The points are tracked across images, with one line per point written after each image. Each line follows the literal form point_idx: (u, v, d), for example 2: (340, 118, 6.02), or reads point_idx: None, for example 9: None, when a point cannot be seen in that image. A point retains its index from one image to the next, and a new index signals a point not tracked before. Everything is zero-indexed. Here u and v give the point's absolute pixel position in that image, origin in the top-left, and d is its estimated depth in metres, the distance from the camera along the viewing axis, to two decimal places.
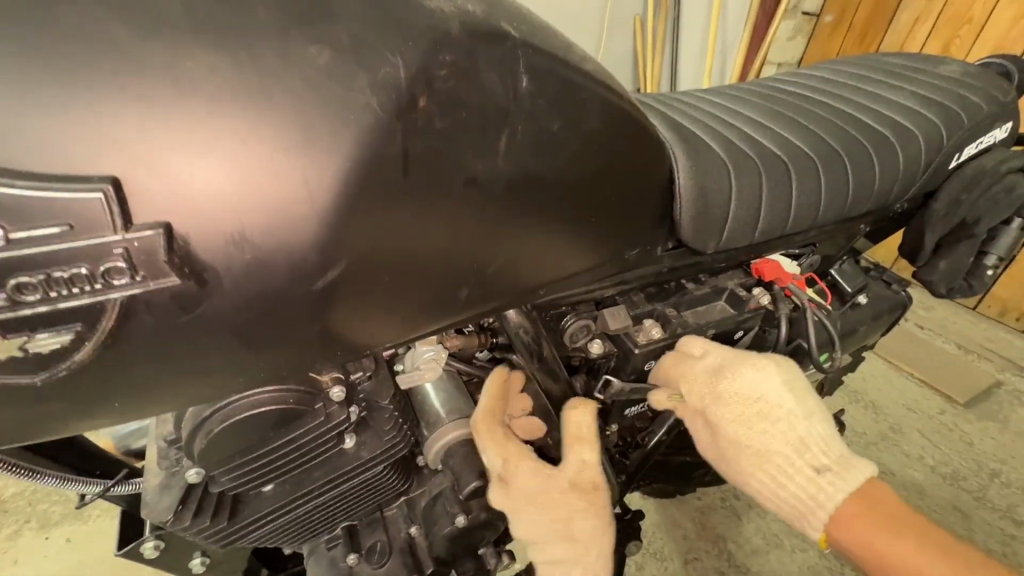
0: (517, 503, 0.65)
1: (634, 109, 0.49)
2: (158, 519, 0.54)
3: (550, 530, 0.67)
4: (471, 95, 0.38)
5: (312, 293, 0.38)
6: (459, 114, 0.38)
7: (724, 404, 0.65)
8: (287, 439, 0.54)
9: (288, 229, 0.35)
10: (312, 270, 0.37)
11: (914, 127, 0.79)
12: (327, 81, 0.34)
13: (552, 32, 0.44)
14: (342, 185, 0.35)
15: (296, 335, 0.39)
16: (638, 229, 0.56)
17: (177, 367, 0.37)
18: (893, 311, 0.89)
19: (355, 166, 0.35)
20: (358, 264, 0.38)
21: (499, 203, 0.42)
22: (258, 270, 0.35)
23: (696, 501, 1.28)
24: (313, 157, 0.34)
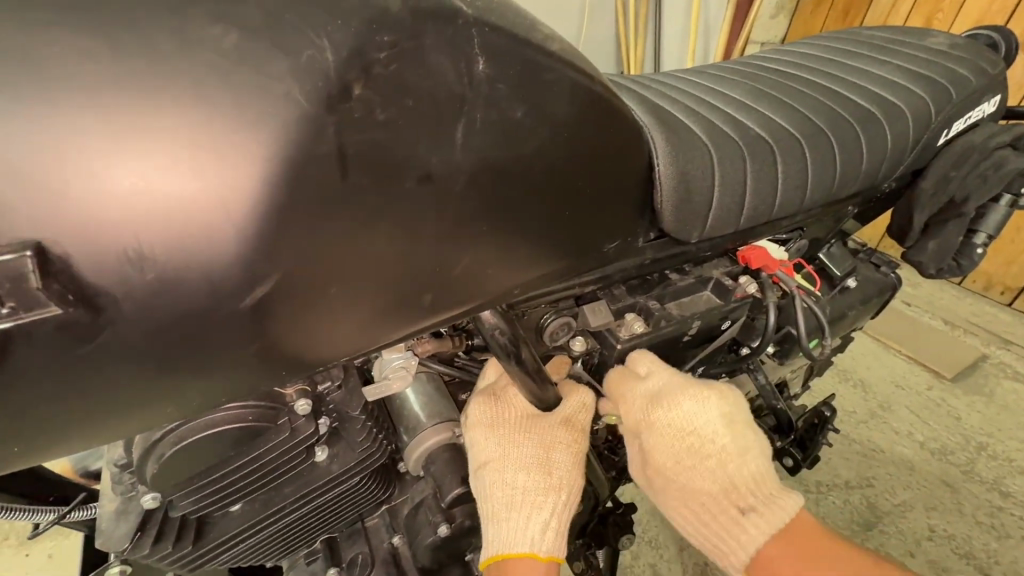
0: (503, 440, 0.62)
1: (606, 92, 0.45)
2: (113, 549, 0.50)
3: (523, 462, 0.62)
4: (416, 82, 0.34)
5: (240, 312, 0.34)
6: (404, 103, 0.34)
7: (660, 433, 0.62)
8: (249, 458, 0.50)
9: (199, 242, 0.31)
10: (236, 286, 0.33)
11: (901, 103, 0.76)
12: (243, 72, 0.31)
13: (511, 7, 0.40)
14: (259, 188, 0.32)
15: (232, 356, 0.36)
16: (618, 221, 0.53)
17: (104, 391, 0.34)
18: (882, 295, 0.88)
19: (274, 167, 0.32)
20: (292, 277, 0.35)
21: (459, 198, 0.39)
22: (184, 286, 0.32)
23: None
24: (236, 157, 0.31)
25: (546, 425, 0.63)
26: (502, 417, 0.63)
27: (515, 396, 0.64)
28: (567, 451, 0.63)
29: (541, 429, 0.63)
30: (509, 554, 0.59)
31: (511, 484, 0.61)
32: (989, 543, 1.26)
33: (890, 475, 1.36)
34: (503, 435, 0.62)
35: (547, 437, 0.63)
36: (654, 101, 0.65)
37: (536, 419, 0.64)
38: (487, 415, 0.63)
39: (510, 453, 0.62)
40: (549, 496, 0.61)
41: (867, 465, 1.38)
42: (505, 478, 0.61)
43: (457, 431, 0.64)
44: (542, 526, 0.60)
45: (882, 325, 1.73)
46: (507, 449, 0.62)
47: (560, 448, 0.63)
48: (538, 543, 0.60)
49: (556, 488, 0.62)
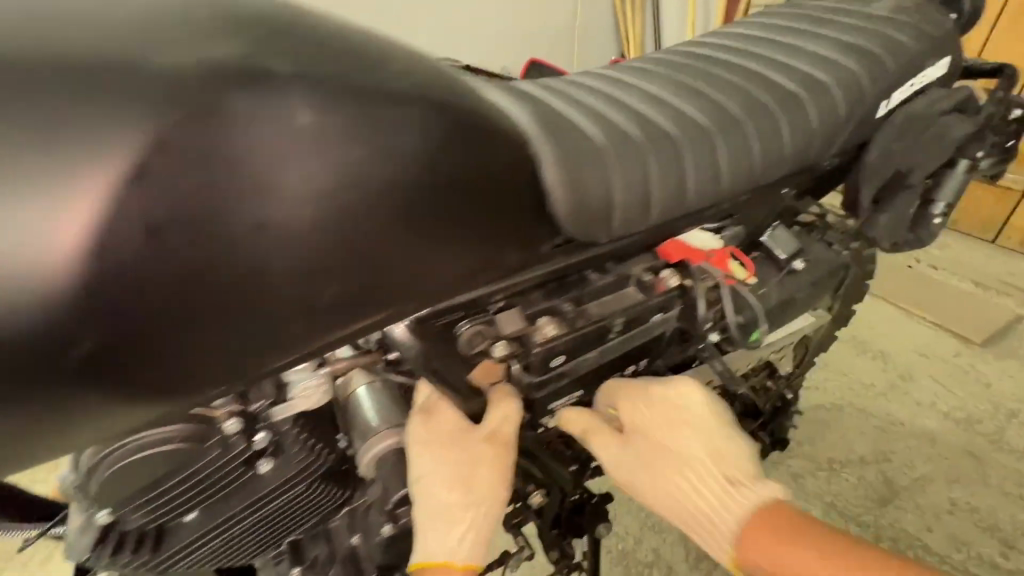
0: (433, 457, 0.64)
1: (457, 120, 0.48)
2: (78, 557, 0.57)
3: (451, 478, 0.64)
4: (224, 144, 0.38)
5: (73, 364, 0.37)
6: (214, 164, 0.38)
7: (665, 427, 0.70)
8: (188, 473, 0.56)
9: (14, 308, 0.35)
10: (65, 341, 0.37)
11: (829, 79, 0.74)
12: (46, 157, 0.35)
13: (333, 64, 0.44)
14: (69, 254, 0.35)
15: (82, 403, 0.39)
16: (503, 232, 0.54)
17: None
18: (835, 274, 0.86)
19: (84, 234, 0.35)
20: (125, 327, 0.38)
21: (302, 239, 0.42)
22: (22, 350, 0.36)
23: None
24: (57, 241, 0.35)
25: (471, 441, 0.65)
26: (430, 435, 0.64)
27: (446, 411, 0.66)
28: (491, 466, 0.65)
29: (468, 446, 0.65)
30: (431, 561, 0.65)
31: (438, 501, 0.64)
32: (1016, 514, 1.22)
33: (894, 450, 1.32)
34: (436, 452, 0.64)
35: (472, 453, 0.65)
36: (558, 103, 0.65)
37: (464, 435, 0.65)
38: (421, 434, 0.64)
39: (438, 469, 0.64)
40: (473, 507, 0.66)
41: (885, 438, 1.34)
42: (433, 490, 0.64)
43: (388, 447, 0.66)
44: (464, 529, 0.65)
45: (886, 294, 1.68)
46: (436, 467, 0.64)
47: (484, 463, 0.65)
48: (457, 553, 0.65)
49: (477, 502, 0.66)
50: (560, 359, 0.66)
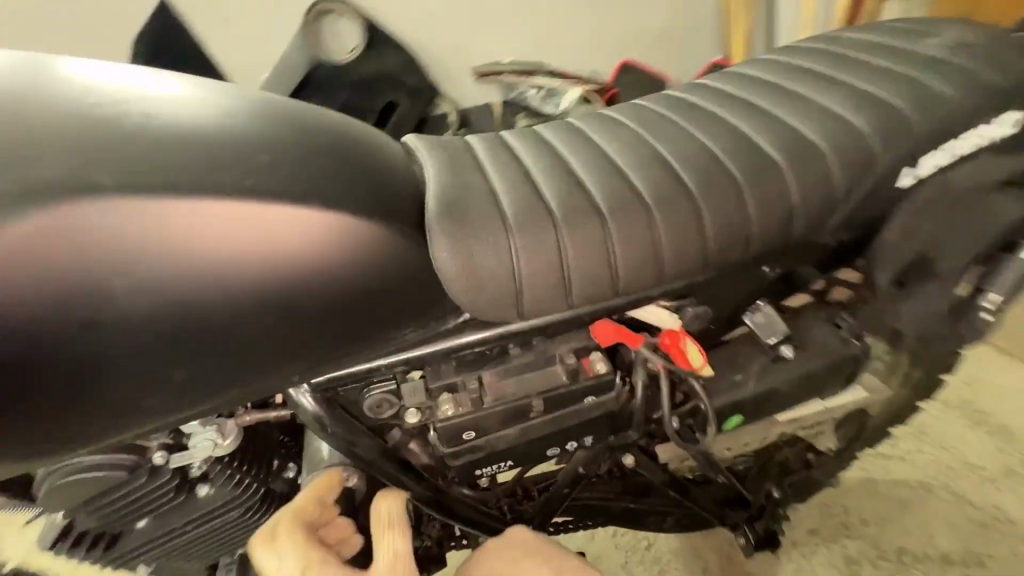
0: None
1: (323, 214, 0.49)
2: (46, 546, 0.68)
3: None
4: (54, 254, 0.42)
5: None
6: (39, 272, 0.41)
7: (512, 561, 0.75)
8: (125, 492, 0.65)
9: None
10: None
11: (823, 143, 0.62)
12: None
13: (171, 170, 0.44)
14: None
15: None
16: (392, 314, 0.55)
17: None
18: (840, 365, 0.73)
19: None
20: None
21: (138, 329, 0.45)
22: None
23: (643, 539, 1.19)
24: None
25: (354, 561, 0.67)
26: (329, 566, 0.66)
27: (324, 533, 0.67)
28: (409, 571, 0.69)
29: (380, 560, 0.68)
30: None
31: None
32: None
33: (963, 570, 1.08)
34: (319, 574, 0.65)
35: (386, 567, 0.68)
36: (489, 172, 0.64)
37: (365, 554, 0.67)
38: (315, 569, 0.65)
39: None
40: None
41: (982, 538, 1.11)
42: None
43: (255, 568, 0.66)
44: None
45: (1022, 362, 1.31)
46: None
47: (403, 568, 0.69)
48: None
49: None
50: (471, 432, 0.65)
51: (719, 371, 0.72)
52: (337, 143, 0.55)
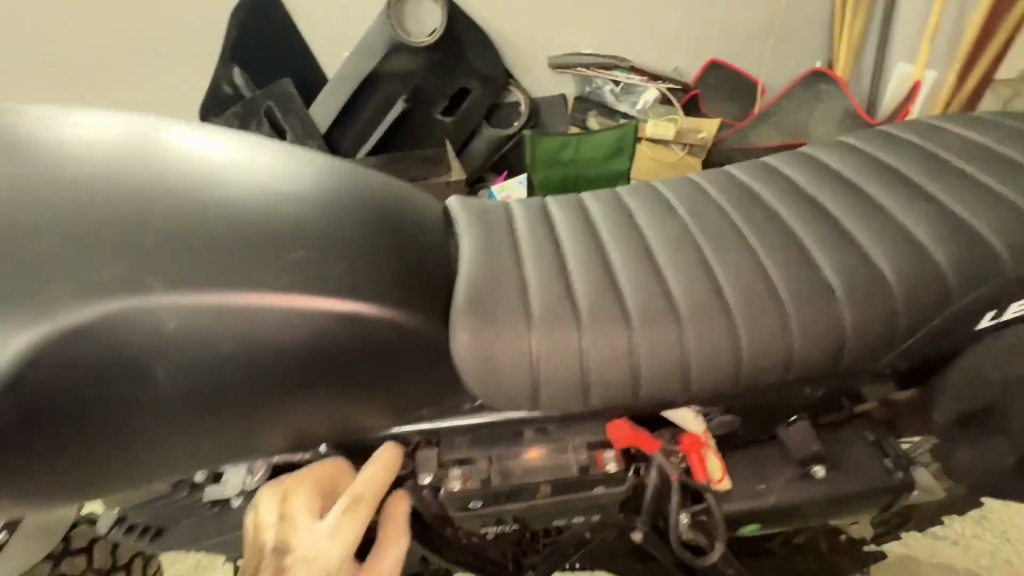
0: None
1: (355, 304, 0.52)
2: (104, 528, 0.78)
3: None
4: (106, 337, 0.45)
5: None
6: (91, 355, 0.45)
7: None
8: (170, 501, 0.72)
9: None
10: None
11: (894, 269, 0.57)
12: None
13: (222, 257, 0.49)
14: None
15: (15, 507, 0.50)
16: (412, 397, 0.57)
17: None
18: (880, 495, 0.68)
19: None
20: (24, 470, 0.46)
21: (175, 407, 0.48)
22: None
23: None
24: None
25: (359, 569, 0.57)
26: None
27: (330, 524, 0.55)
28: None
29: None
30: None
31: None
32: None
33: None
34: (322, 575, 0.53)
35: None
36: (524, 253, 0.64)
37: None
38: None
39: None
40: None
41: None
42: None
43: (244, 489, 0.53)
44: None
45: None
46: None
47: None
48: None
49: None
50: (477, 503, 0.66)
51: (742, 478, 0.69)
52: (373, 221, 0.57)
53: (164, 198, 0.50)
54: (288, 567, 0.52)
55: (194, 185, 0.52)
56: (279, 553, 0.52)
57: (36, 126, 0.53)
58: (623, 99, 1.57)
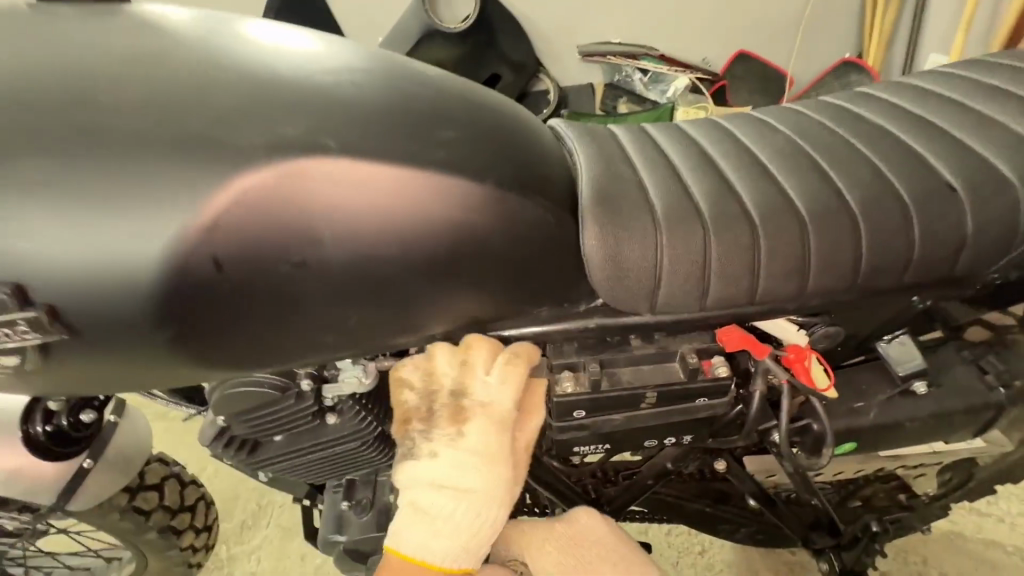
0: (485, 429, 0.61)
1: (498, 188, 0.54)
2: (205, 441, 0.79)
3: (490, 471, 0.61)
4: (277, 199, 0.46)
5: (156, 347, 0.48)
6: (266, 216, 0.46)
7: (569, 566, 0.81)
8: (275, 410, 0.74)
9: (108, 307, 0.45)
10: (148, 330, 0.47)
11: (1011, 174, 0.59)
12: (139, 199, 0.44)
13: (380, 134, 0.50)
14: (152, 276, 0.45)
15: (169, 373, 0.51)
16: (536, 293, 0.59)
17: (118, 381, 0.51)
18: (976, 412, 0.69)
19: (160, 263, 0.44)
20: (191, 330, 0.48)
21: (333, 279, 0.49)
22: (110, 336, 0.46)
23: (699, 544, 1.28)
24: (139, 261, 0.44)
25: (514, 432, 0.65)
26: (495, 444, 0.61)
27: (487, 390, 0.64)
28: (522, 472, 0.67)
29: (516, 462, 0.65)
30: (408, 550, 0.64)
31: (469, 482, 0.61)
32: None
33: None
34: (494, 427, 0.61)
35: (517, 465, 0.66)
36: (638, 162, 0.65)
37: (513, 450, 0.64)
38: (491, 432, 0.61)
39: (492, 489, 0.62)
40: (485, 531, 0.64)
41: None
42: (480, 511, 0.62)
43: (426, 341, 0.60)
44: (441, 550, 0.63)
45: None
46: (490, 448, 0.61)
47: (518, 479, 0.67)
48: (445, 551, 0.64)
49: (505, 500, 0.64)
50: (581, 412, 0.67)
51: (839, 396, 0.70)
52: (503, 122, 0.59)
53: (307, 85, 0.50)
54: (468, 407, 0.61)
55: (332, 79, 0.52)
56: (458, 396, 0.61)
57: (183, 12, 0.53)
58: (651, 88, 1.88)
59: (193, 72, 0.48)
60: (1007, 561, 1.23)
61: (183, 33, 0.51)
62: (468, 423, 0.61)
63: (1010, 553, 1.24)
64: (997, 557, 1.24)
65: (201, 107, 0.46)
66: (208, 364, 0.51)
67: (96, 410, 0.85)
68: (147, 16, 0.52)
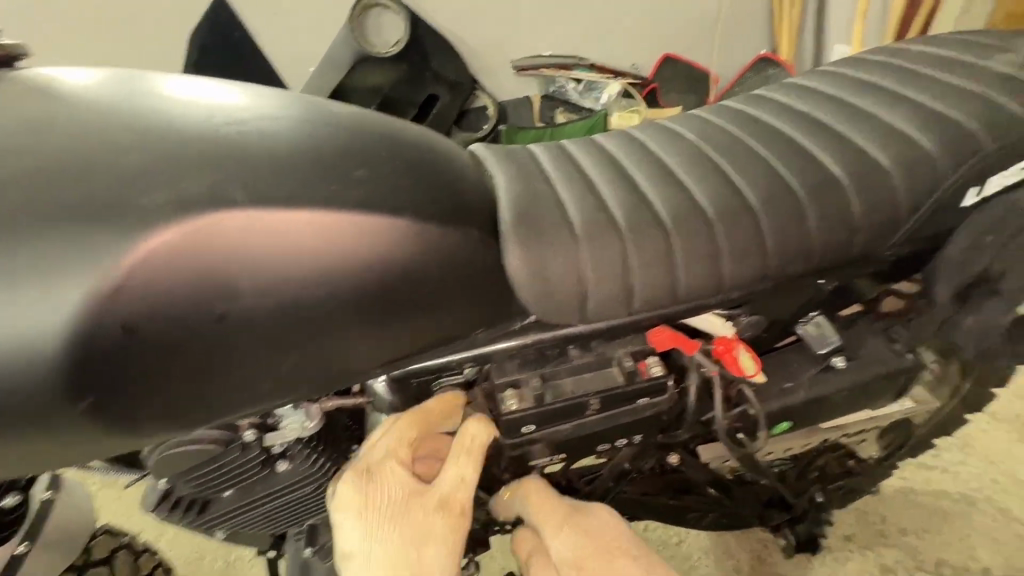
0: (358, 490, 0.63)
1: (416, 221, 0.54)
2: (148, 509, 0.75)
3: (368, 531, 0.63)
4: (189, 257, 0.46)
5: (73, 420, 0.46)
6: (177, 275, 0.45)
7: (584, 552, 0.73)
8: (219, 466, 0.71)
9: (16, 383, 0.43)
10: (63, 403, 0.45)
11: (889, 161, 0.64)
12: (41, 271, 0.43)
13: (292, 181, 0.50)
14: (60, 346, 0.43)
15: (92, 443, 0.49)
16: (469, 319, 0.59)
17: (37, 461, 0.49)
18: (892, 379, 0.75)
19: (68, 333, 0.43)
20: (107, 398, 0.46)
21: (257, 329, 0.49)
22: (20, 415, 0.44)
23: (675, 535, 1.31)
24: (42, 335, 0.43)
25: (404, 484, 0.65)
26: (380, 493, 0.64)
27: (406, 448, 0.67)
28: (442, 539, 0.65)
29: (416, 513, 0.65)
30: None
31: (354, 541, 0.63)
32: None
33: None
34: (369, 486, 0.64)
35: (421, 526, 0.64)
36: (556, 180, 0.67)
37: (414, 499, 0.65)
38: (357, 487, 0.63)
39: (380, 542, 0.63)
40: None
41: None
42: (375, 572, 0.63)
43: (374, 371, 0.59)
44: None
45: None
46: (364, 506, 0.63)
47: (429, 540, 0.64)
48: None
49: (407, 563, 0.63)
50: (530, 427, 0.68)
51: (771, 379, 0.75)
52: (418, 155, 0.60)
53: (211, 138, 0.50)
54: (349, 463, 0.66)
55: (238, 130, 0.52)
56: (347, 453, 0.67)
57: (77, 75, 0.52)
58: (585, 95, 1.92)
59: (91, 137, 0.48)
60: (956, 510, 1.31)
61: (78, 97, 0.50)
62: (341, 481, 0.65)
63: (958, 501, 1.33)
64: (948, 506, 1.32)
65: (101, 171, 0.46)
66: (134, 430, 0.50)
67: (22, 490, 0.80)
68: (37, 82, 0.51)
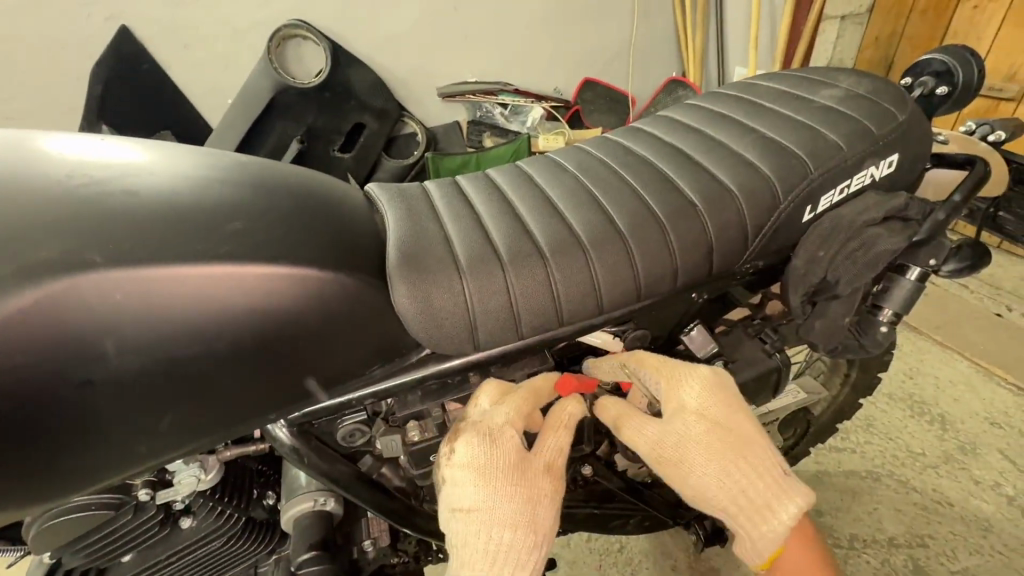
0: (485, 447, 0.65)
1: (289, 269, 0.55)
2: None
3: (492, 490, 0.64)
4: (44, 321, 0.46)
5: None
6: (32, 340, 0.45)
7: (720, 403, 0.71)
8: (111, 531, 0.68)
9: None
10: None
11: (736, 186, 0.73)
12: None
13: (157, 239, 0.50)
14: None
15: None
16: (358, 357, 0.61)
17: None
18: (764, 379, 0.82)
19: None
20: None
21: (126, 386, 0.49)
22: None
23: (616, 543, 1.35)
24: None
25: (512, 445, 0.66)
26: (494, 457, 0.65)
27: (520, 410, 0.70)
28: (549, 500, 0.66)
29: (528, 474, 0.66)
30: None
31: (477, 501, 0.63)
32: None
33: (908, 552, 1.22)
34: (489, 444, 0.65)
35: (534, 486, 0.66)
36: (444, 217, 0.71)
37: (524, 463, 0.67)
38: (478, 448, 0.64)
39: (496, 500, 0.64)
40: (508, 555, 0.62)
41: (924, 521, 1.26)
42: (488, 531, 0.63)
43: (263, 418, 0.59)
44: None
45: (950, 354, 1.59)
46: (484, 465, 0.64)
47: (536, 500, 0.66)
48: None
49: (522, 521, 0.64)
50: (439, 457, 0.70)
51: None
52: (301, 201, 0.61)
53: (71, 199, 0.50)
54: (461, 427, 0.66)
55: (101, 188, 0.52)
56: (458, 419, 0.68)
57: None
58: (512, 119, 2.02)
59: None
60: None
61: None
62: (459, 442, 0.65)
63: None
64: None
65: None
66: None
67: None
68: None
